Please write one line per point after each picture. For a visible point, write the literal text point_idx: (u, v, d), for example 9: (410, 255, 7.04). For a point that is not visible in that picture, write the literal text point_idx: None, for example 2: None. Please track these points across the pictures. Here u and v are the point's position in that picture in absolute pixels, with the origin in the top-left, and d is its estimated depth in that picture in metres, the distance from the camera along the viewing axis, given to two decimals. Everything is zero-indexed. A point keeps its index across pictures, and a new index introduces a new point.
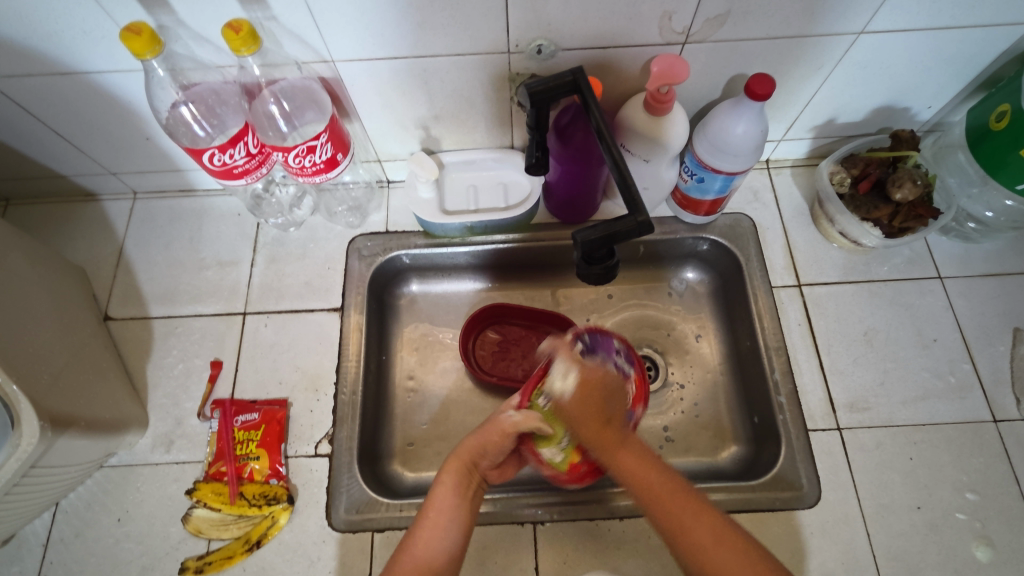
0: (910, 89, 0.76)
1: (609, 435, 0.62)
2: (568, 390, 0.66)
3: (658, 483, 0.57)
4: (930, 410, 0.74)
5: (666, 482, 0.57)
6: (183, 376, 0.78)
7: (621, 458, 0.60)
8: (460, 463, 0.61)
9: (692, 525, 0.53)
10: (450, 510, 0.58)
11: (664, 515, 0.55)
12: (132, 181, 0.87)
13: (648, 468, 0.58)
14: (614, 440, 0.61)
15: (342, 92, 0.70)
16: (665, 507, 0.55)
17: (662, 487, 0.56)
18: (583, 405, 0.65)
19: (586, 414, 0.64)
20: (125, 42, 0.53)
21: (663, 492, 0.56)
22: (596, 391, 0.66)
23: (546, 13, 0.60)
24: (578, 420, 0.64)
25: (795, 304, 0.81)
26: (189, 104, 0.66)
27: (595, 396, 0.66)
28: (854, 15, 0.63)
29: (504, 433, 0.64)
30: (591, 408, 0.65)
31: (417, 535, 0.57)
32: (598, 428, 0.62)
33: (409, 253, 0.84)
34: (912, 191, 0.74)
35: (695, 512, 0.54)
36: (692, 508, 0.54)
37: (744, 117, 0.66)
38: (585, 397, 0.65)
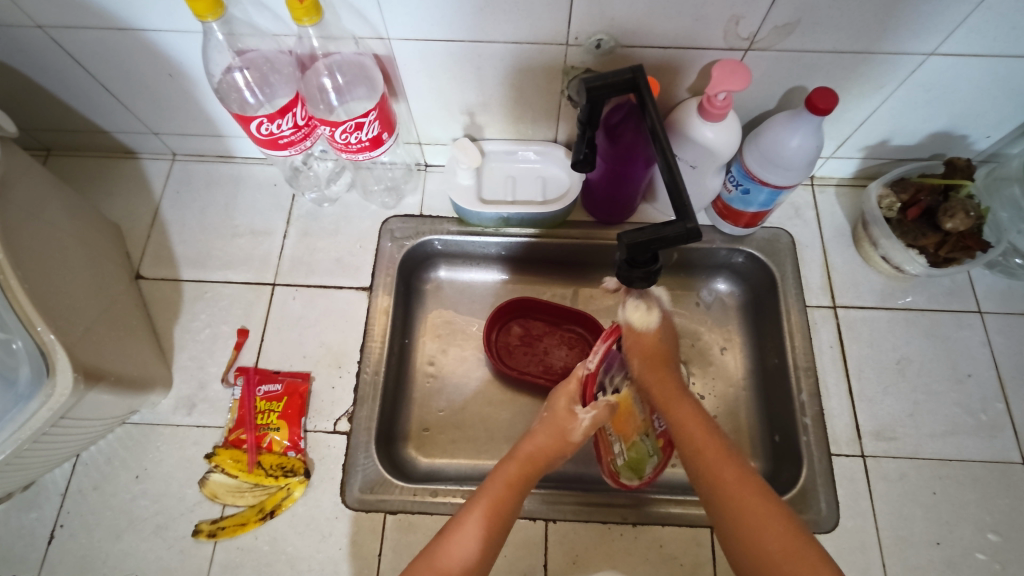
0: (971, 117, 0.73)
1: (669, 389, 0.66)
2: (643, 326, 0.69)
3: (703, 439, 0.60)
4: (958, 446, 0.73)
5: (713, 441, 0.60)
6: (209, 341, 0.78)
7: (676, 409, 0.64)
8: (521, 465, 0.61)
9: (734, 485, 0.56)
10: (499, 510, 0.57)
11: (705, 471, 0.58)
12: (172, 143, 0.87)
13: (703, 428, 0.61)
14: (671, 393, 0.66)
15: (393, 71, 0.69)
16: (715, 467, 0.57)
17: (709, 442, 0.59)
18: (657, 350, 0.69)
19: (651, 350, 0.69)
20: (189, 3, 0.53)
21: (710, 443, 0.59)
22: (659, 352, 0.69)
23: (611, 8, 0.59)
24: (648, 358, 0.69)
25: (828, 326, 0.80)
26: (244, 70, 0.65)
27: (665, 336, 0.71)
28: (927, 35, 0.61)
29: (584, 433, 0.64)
30: (656, 354, 0.69)
31: (453, 531, 0.56)
32: (658, 376, 0.68)
33: (441, 238, 0.84)
34: (964, 222, 0.73)
35: (739, 471, 0.56)
36: (740, 468, 0.57)
37: (800, 131, 0.65)
38: (661, 336, 0.70)
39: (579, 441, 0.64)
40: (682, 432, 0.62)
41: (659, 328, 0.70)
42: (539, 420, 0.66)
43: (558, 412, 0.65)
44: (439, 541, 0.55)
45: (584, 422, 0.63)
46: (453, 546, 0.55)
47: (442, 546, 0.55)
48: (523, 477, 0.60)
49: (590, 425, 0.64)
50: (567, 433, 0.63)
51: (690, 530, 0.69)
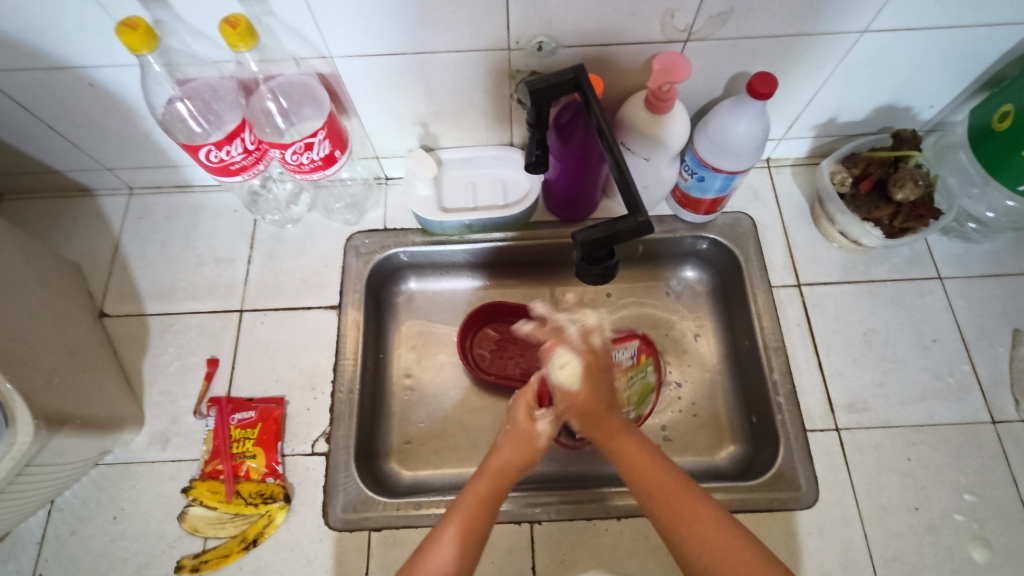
0: (913, 89, 0.75)
1: (612, 425, 0.61)
2: (575, 382, 0.63)
3: (660, 480, 0.56)
4: (929, 411, 0.74)
5: (668, 478, 0.56)
6: (179, 373, 0.77)
7: (622, 447, 0.60)
8: (493, 479, 0.60)
9: (698, 525, 0.53)
10: (475, 523, 0.56)
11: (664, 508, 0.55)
12: (127, 177, 0.86)
13: (647, 457, 0.58)
14: (618, 430, 0.61)
15: (339, 88, 0.69)
16: (677, 515, 0.54)
17: (660, 483, 0.56)
18: (591, 403, 0.62)
19: (590, 406, 0.62)
20: (121, 37, 0.52)
21: (659, 482, 0.56)
22: (600, 372, 0.64)
23: (547, 10, 0.59)
24: (586, 412, 0.62)
25: (794, 304, 0.81)
26: (185, 100, 0.64)
27: (600, 386, 0.63)
28: (857, 13, 0.62)
29: (548, 440, 0.65)
30: (596, 403, 0.62)
31: (429, 551, 0.55)
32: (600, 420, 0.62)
33: (407, 250, 0.84)
34: (913, 191, 0.74)
35: (694, 510, 0.54)
36: (696, 505, 0.54)
37: (745, 116, 0.65)
38: (596, 385, 0.63)
39: (546, 445, 0.64)
40: (637, 481, 0.57)
41: (585, 371, 0.63)
42: (503, 433, 0.66)
43: (520, 421, 0.65)
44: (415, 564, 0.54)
45: (543, 429, 0.65)
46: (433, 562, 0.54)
47: (421, 561, 0.54)
48: (498, 488, 0.60)
49: (550, 432, 0.65)
50: (534, 441, 0.64)
51: None
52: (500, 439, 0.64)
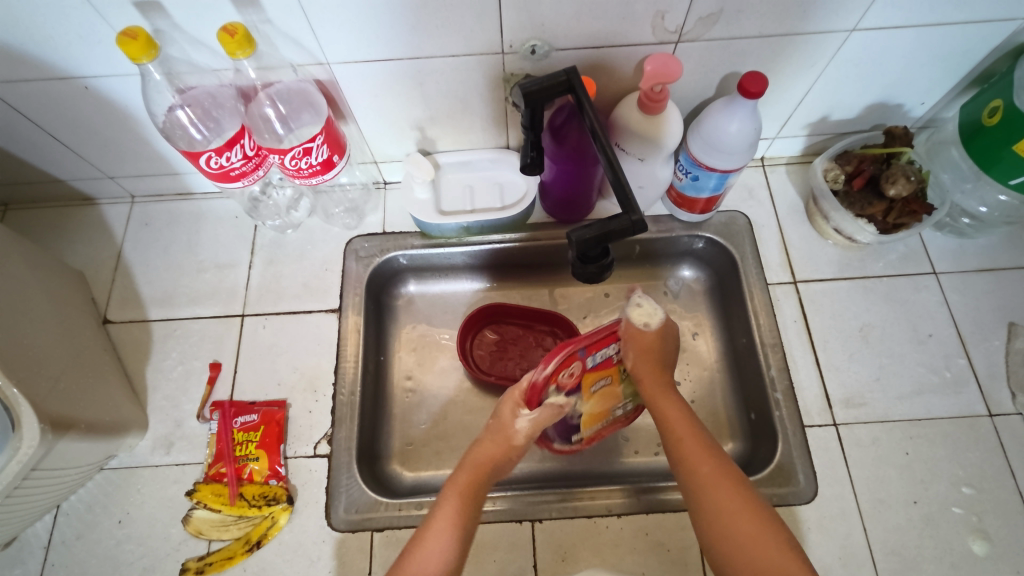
0: (903, 86, 0.76)
1: (656, 387, 0.65)
2: (647, 326, 0.66)
3: (689, 441, 0.60)
4: (926, 405, 0.75)
5: (697, 440, 0.60)
6: (182, 378, 0.78)
7: (661, 405, 0.64)
8: (473, 474, 0.62)
9: (716, 486, 0.56)
10: (458, 518, 0.58)
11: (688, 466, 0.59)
12: (130, 185, 0.87)
13: (683, 420, 0.62)
14: (658, 389, 0.65)
15: (337, 94, 0.70)
16: (699, 473, 0.58)
17: (689, 439, 0.60)
18: (653, 350, 0.66)
19: (645, 361, 0.66)
20: (122, 47, 0.53)
21: (690, 438, 0.60)
22: (660, 341, 0.67)
23: (540, 14, 0.60)
24: (643, 356, 0.66)
25: (790, 301, 0.81)
26: (186, 108, 0.65)
27: (661, 347, 0.67)
28: (845, 12, 0.63)
29: (525, 437, 0.64)
30: (653, 359, 0.66)
31: (428, 534, 0.57)
32: (647, 374, 0.66)
33: (406, 253, 0.85)
34: (905, 186, 0.74)
35: (718, 469, 0.57)
36: (717, 467, 0.58)
37: (738, 115, 0.66)
38: (657, 343, 0.67)
39: (524, 444, 0.64)
40: (672, 435, 0.62)
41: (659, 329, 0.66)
42: (486, 427, 0.66)
43: (504, 415, 0.65)
44: (410, 556, 0.55)
45: (523, 427, 0.64)
46: (425, 555, 0.55)
47: (420, 543, 0.56)
48: (478, 485, 0.61)
49: (529, 430, 0.64)
50: (512, 438, 0.64)
51: (674, 515, 0.70)
52: (483, 434, 0.65)
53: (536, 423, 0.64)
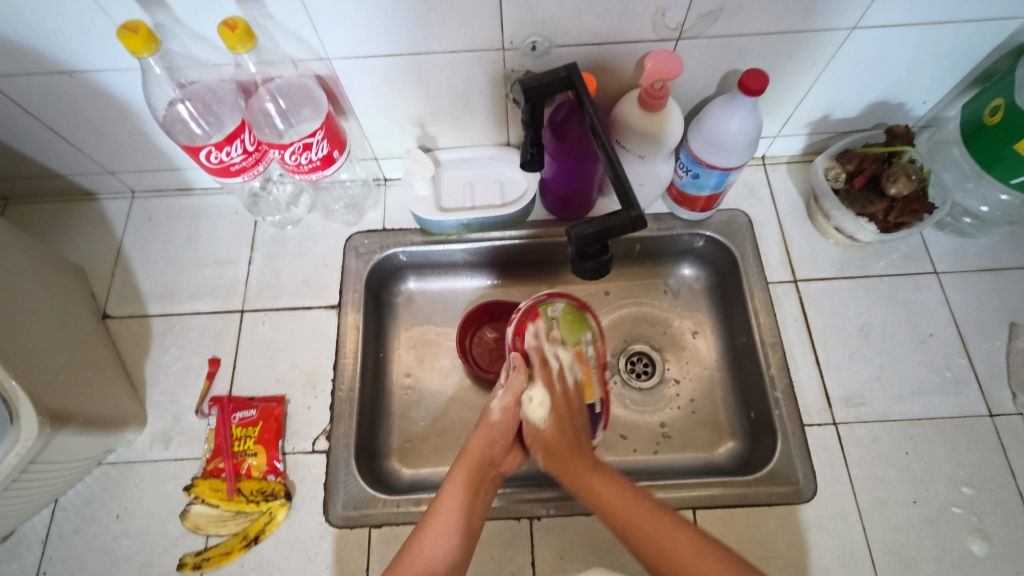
0: (905, 85, 0.76)
1: (580, 467, 0.65)
2: (544, 419, 0.69)
3: (631, 514, 0.59)
4: (926, 405, 0.74)
5: (640, 511, 0.59)
6: (181, 373, 0.78)
7: (594, 486, 0.63)
8: (469, 461, 0.66)
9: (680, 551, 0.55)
10: (462, 503, 0.62)
11: (642, 543, 0.57)
12: (131, 181, 0.87)
13: (621, 493, 0.62)
14: (585, 470, 0.65)
15: (337, 89, 0.70)
16: (667, 549, 0.56)
17: (642, 518, 0.59)
18: (558, 437, 0.68)
19: (564, 439, 0.68)
20: (122, 40, 0.53)
21: (640, 517, 0.59)
22: (569, 418, 0.71)
23: (540, 10, 0.60)
24: (551, 449, 0.68)
25: (791, 300, 0.81)
26: (186, 102, 0.65)
27: (568, 428, 0.70)
28: (846, 9, 0.63)
29: (502, 413, 0.70)
30: (566, 442, 0.68)
31: (424, 533, 0.59)
32: (569, 461, 0.66)
33: (406, 250, 0.85)
34: (906, 185, 0.74)
35: (674, 531, 0.57)
36: (673, 530, 0.57)
37: (738, 113, 0.66)
38: (562, 424, 0.70)
39: (506, 423, 0.70)
40: (620, 521, 0.60)
41: (553, 416, 0.70)
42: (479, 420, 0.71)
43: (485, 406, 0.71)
44: (409, 551, 0.58)
45: (496, 406, 0.70)
46: (426, 547, 0.58)
47: (418, 542, 0.59)
48: (477, 475, 0.65)
49: (505, 407, 0.70)
50: (490, 420, 0.69)
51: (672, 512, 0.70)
52: (483, 426, 0.69)
53: (507, 397, 0.70)
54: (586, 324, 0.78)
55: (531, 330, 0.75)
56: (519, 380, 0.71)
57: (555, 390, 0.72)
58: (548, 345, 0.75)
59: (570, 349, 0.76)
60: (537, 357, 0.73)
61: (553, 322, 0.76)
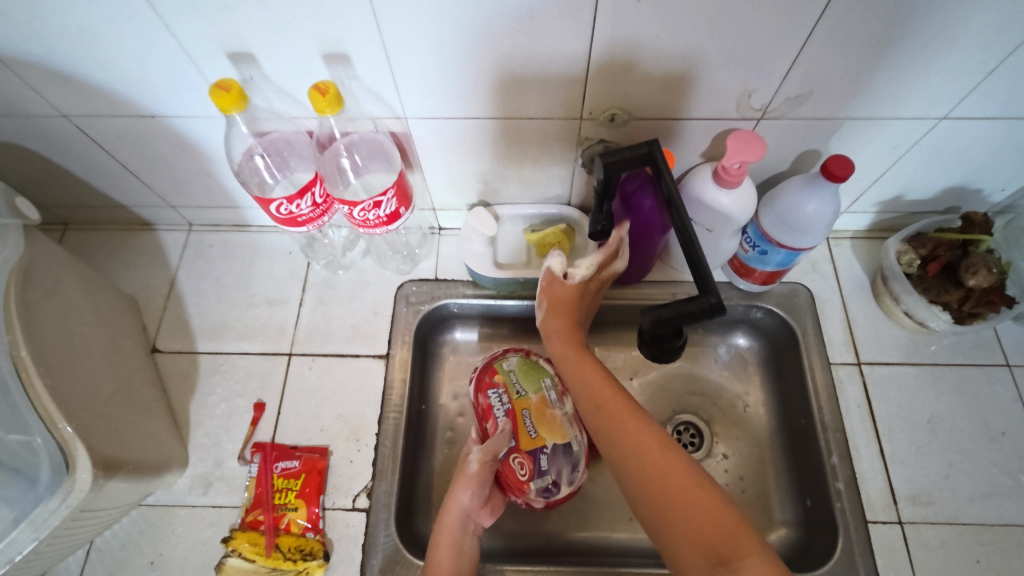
0: (986, 173, 0.73)
1: (574, 351, 0.67)
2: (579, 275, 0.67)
3: (607, 400, 0.61)
4: (999, 510, 0.70)
5: (615, 400, 0.61)
6: (225, 416, 0.77)
7: (582, 370, 0.65)
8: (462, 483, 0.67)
9: (638, 441, 0.56)
10: (456, 539, 0.65)
11: (610, 428, 0.59)
12: (190, 215, 0.88)
13: (603, 381, 0.63)
14: (576, 353, 0.67)
15: (409, 146, 0.70)
16: (628, 440, 0.57)
17: (614, 406, 0.60)
18: (570, 299, 0.68)
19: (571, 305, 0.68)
20: (214, 97, 0.53)
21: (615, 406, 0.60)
22: (589, 293, 0.70)
23: (625, 85, 0.60)
24: (557, 302, 0.68)
25: (854, 383, 0.78)
26: (263, 154, 0.66)
27: (583, 297, 0.69)
28: (938, 101, 0.61)
29: (479, 465, 0.67)
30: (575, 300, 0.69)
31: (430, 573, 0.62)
32: (562, 336, 0.68)
33: (457, 302, 0.83)
34: (987, 278, 0.72)
35: (639, 426, 0.57)
36: (639, 425, 0.58)
37: (817, 196, 0.65)
38: (581, 290, 0.69)
39: (483, 475, 0.67)
40: (607, 420, 0.60)
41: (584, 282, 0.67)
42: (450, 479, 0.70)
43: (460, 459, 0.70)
44: None
45: (473, 458, 0.68)
46: None
47: None
48: (456, 532, 0.65)
49: (482, 459, 0.68)
50: (467, 471, 0.67)
51: None
52: (455, 486, 0.67)
53: (484, 452, 0.68)
54: (543, 369, 0.76)
55: (491, 388, 0.73)
56: (496, 436, 0.69)
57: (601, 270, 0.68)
58: (510, 397, 0.73)
59: (533, 397, 0.73)
60: (503, 411, 0.72)
61: (509, 377, 0.74)
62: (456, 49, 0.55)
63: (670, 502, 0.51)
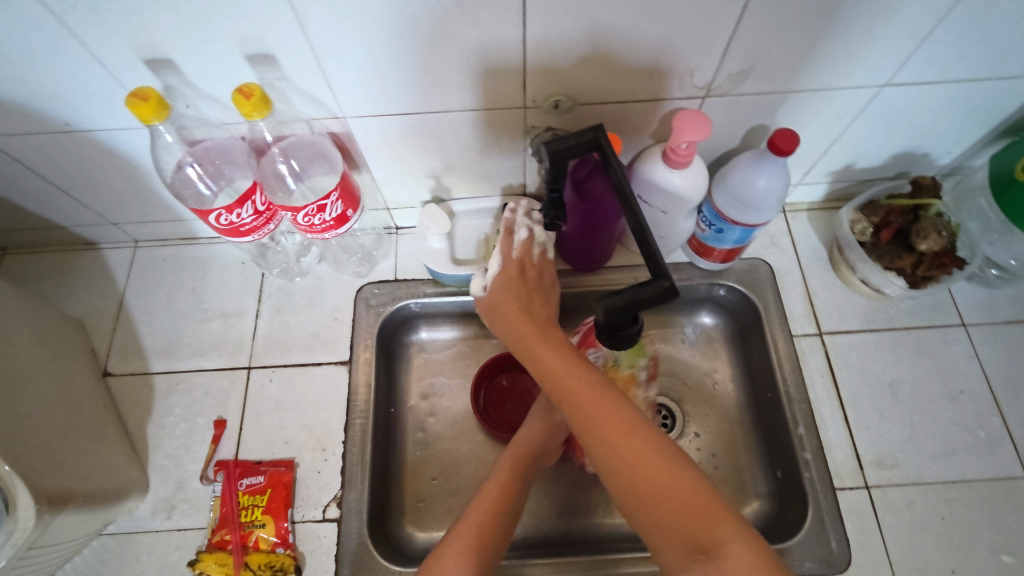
0: (932, 137, 0.74)
1: (529, 334, 0.62)
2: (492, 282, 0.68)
3: (569, 380, 0.56)
4: (961, 466, 0.72)
5: (577, 379, 0.56)
6: (185, 436, 0.75)
7: (539, 352, 0.60)
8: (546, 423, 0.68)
9: (606, 425, 0.52)
10: (509, 482, 0.63)
11: (574, 410, 0.54)
12: (133, 231, 0.84)
13: (563, 362, 0.58)
14: (533, 336, 0.61)
15: (352, 145, 0.67)
16: (594, 422, 0.52)
17: (575, 386, 0.55)
18: (503, 299, 0.66)
19: (512, 298, 0.66)
20: (132, 108, 0.51)
21: (577, 387, 0.55)
22: (523, 279, 0.67)
23: (565, 70, 0.59)
24: (495, 309, 0.66)
25: (816, 354, 0.79)
26: (195, 164, 0.64)
27: (519, 287, 0.66)
28: (877, 68, 0.61)
29: None
30: (517, 293, 0.66)
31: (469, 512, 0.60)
32: (513, 328, 0.64)
33: (418, 301, 0.82)
34: (937, 242, 0.73)
35: (604, 408, 0.53)
36: (605, 408, 0.53)
37: (766, 171, 0.64)
38: (510, 284, 0.66)
39: None
40: (570, 404, 0.55)
41: (501, 278, 0.67)
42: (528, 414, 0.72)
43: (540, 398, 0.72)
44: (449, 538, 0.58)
45: None
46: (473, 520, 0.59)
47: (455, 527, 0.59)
48: (514, 476, 0.64)
49: None
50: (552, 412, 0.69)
51: None
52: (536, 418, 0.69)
53: None
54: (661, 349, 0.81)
55: None
56: None
57: (512, 258, 0.68)
58: None
59: None
60: None
61: None
62: (387, 43, 0.53)
63: (645, 490, 0.48)
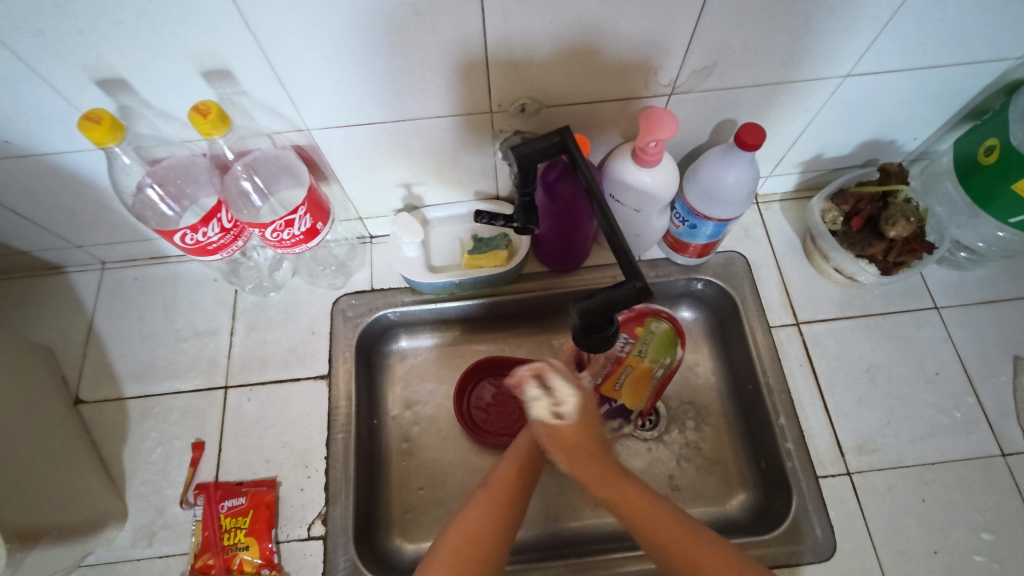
0: (896, 124, 0.75)
1: (586, 449, 0.65)
2: (568, 411, 0.66)
3: (621, 490, 0.61)
4: (939, 448, 0.73)
5: (629, 489, 0.61)
6: (163, 461, 0.73)
7: (586, 466, 0.64)
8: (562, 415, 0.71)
9: (660, 523, 0.57)
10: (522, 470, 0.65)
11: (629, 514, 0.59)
12: (99, 253, 0.82)
13: (613, 473, 0.63)
14: (587, 455, 0.65)
15: (318, 157, 0.66)
16: (650, 523, 0.57)
17: (627, 493, 0.60)
18: (572, 433, 0.65)
19: (574, 426, 0.66)
20: (84, 132, 0.50)
21: (630, 496, 0.60)
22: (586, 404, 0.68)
23: (529, 74, 0.58)
24: (567, 444, 0.65)
25: (794, 344, 0.80)
26: (154, 185, 0.62)
27: (584, 414, 0.67)
28: (838, 59, 0.62)
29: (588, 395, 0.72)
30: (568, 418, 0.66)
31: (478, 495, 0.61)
32: (570, 451, 0.65)
33: (396, 310, 0.81)
34: (905, 228, 0.73)
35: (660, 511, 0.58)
36: (657, 509, 0.58)
37: (735, 166, 0.64)
38: (581, 416, 0.67)
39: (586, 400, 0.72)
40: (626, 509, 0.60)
41: (573, 411, 0.67)
42: None
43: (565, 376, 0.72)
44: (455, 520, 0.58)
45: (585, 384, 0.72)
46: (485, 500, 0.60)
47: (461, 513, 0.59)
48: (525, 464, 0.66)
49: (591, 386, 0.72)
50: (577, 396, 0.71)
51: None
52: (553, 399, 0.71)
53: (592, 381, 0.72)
54: (675, 351, 0.74)
55: (627, 331, 0.74)
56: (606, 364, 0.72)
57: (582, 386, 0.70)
58: (631, 348, 0.74)
59: (646, 361, 0.74)
60: (618, 352, 0.73)
61: (647, 333, 0.74)
62: (346, 54, 0.53)
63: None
